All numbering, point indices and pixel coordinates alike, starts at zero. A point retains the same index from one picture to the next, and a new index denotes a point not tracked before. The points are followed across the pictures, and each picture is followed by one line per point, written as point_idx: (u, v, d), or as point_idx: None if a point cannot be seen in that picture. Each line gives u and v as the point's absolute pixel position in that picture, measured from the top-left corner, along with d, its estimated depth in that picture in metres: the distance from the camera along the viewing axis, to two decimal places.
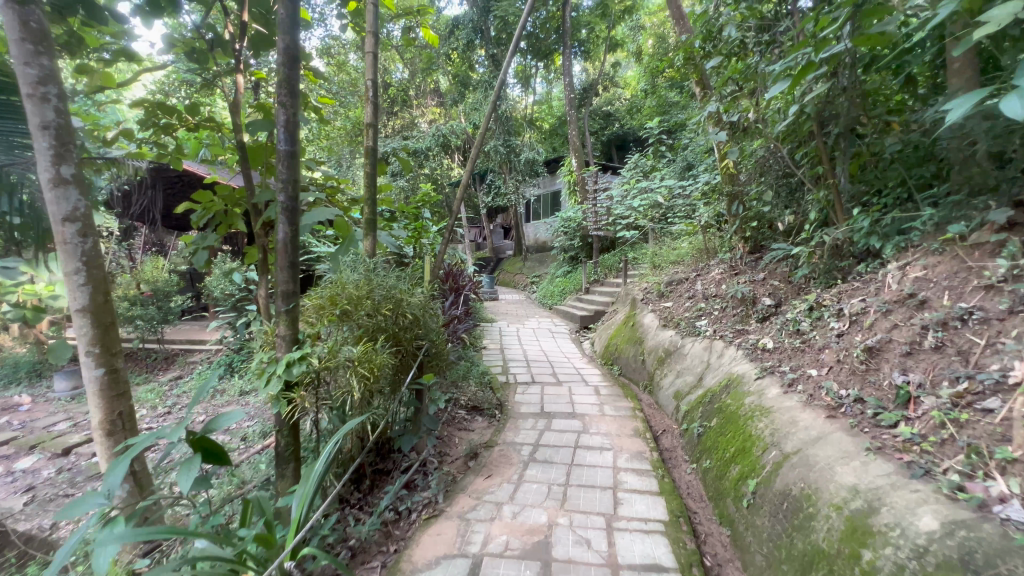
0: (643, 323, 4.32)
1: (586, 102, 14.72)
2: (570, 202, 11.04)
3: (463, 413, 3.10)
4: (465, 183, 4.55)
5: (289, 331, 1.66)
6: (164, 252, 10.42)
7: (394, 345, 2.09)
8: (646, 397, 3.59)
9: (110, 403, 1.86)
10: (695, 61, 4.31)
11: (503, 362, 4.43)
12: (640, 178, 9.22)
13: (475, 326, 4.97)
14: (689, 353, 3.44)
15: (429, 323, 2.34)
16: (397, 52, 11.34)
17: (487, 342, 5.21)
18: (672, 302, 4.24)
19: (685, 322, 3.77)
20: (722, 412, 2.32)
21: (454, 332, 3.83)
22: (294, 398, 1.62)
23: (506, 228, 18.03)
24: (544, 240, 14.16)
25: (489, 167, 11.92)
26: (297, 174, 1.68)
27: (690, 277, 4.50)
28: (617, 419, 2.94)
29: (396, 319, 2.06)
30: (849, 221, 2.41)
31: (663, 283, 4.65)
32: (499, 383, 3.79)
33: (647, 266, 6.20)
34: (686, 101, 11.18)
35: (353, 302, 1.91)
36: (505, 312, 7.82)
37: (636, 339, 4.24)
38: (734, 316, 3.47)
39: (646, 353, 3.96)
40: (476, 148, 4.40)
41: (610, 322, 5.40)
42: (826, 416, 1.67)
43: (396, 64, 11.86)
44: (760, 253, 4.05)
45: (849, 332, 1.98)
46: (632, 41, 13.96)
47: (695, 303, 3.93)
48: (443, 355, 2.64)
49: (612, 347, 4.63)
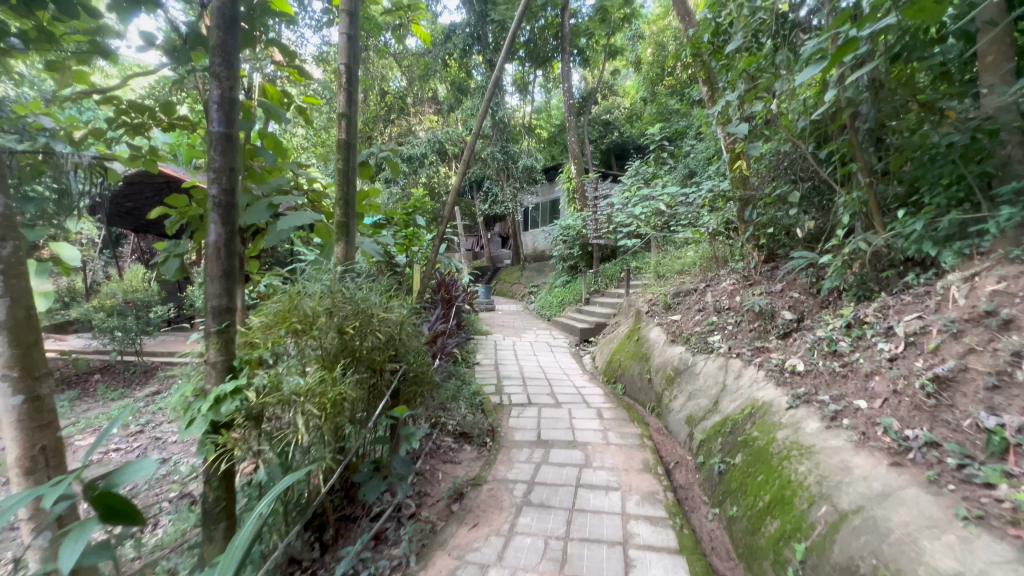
0: (649, 337, 3.98)
1: (585, 110, 14.53)
2: (569, 210, 10.77)
3: (450, 441, 2.76)
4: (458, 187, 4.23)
5: (220, 357, 1.33)
6: (149, 261, 10.07)
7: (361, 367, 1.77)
8: (654, 421, 3.26)
9: (30, 436, 1.31)
10: (702, 58, 4.03)
11: (498, 380, 4.08)
12: (642, 185, 8.93)
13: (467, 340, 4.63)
14: (702, 372, 3.11)
15: (406, 339, 2.02)
16: (394, 58, 11.11)
17: (480, 358, 4.87)
18: (680, 315, 3.92)
19: (696, 338, 3.44)
20: (748, 445, 2.01)
21: (442, 349, 3.50)
22: (224, 444, 1.28)
23: (503, 237, 17.74)
24: (542, 249, 13.86)
25: (487, 175, 11.65)
26: (233, 161, 1.35)
27: (699, 288, 4.18)
28: (623, 449, 2.60)
29: (363, 336, 1.74)
30: (892, 226, 2.11)
31: (669, 294, 4.30)
32: (491, 405, 3.45)
33: (650, 276, 5.88)
34: (687, 109, 11.00)
35: (308, 318, 1.59)
36: (501, 323, 7.48)
37: (641, 356, 3.90)
38: (750, 331, 3.15)
39: (652, 371, 3.62)
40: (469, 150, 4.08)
41: (612, 335, 5.07)
42: (890, 462, 1.36)
43: (392, 70, 11.63)
44: (775, 262, 3.75)
45: (905, 356, 1.68)
46: (632, 49, 13.77)
47: (706, 317, 3.61)
48: (426, 377, 2.32)
49: (615, 363, 4.29)
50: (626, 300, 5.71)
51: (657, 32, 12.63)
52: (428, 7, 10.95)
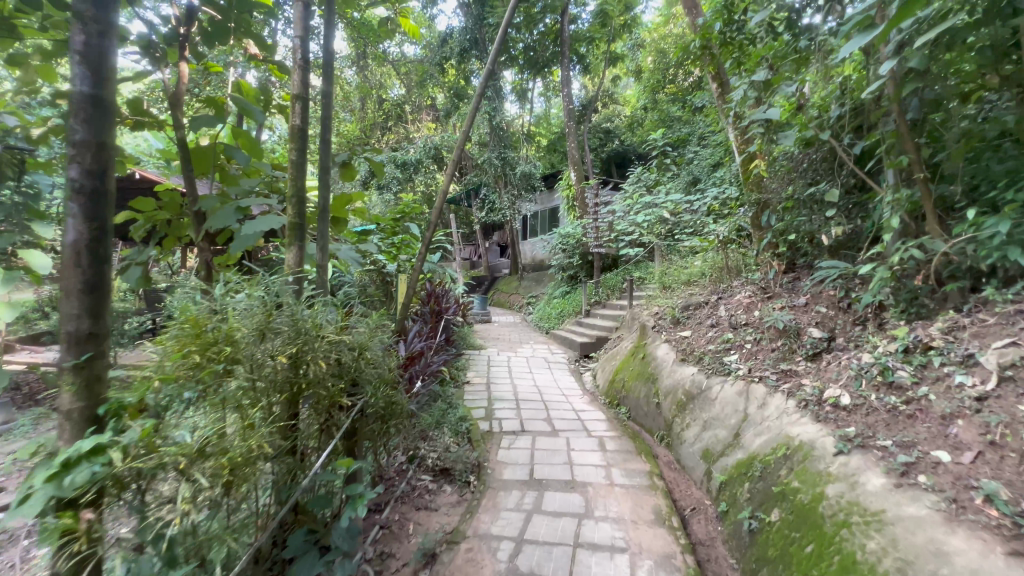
0: (655, 354, 3.60)
1: (585, 118, 14.27)
2: (568, 218, 10.43)
3: (427, 478, 2.40)
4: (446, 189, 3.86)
5: (80, 401, 0.97)
6: None
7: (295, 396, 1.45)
8: (664, 453, 2.88)
9: None
10: (712, 50, 3.71)
11: (489, 402, 3.70)
12: (644, 193, 8.60)
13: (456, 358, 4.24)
14: (718, 398, 2.73)
15: (363, 362, 1.70)
16: (391, 64, 10.84)
17: (471, 376, 4.46)
18: (690, 330, 3.54)
19: (711, 357, 3.06)
20: (785, 499, 1.63)
21: (424, 370, 3.14)
22: (75, 528, 0.91)
23: (502, 247, 17.35)
24: (542, 259, 13.52)
25: (485, 182, 11.32)
26: (105, 135, 0.99)
27: (711, 300, 3.81)
28: (630, 492, 2.21)
29: (300, 359, 1.43)
30: (956, 234, 1.78)
31: (678, 308, 3.91)
32: (479, 432, 3.07)
33: (655, 287, 5.51)
34: (690, 117, 10.73)
35: (228, 343, 1.24)
36: (498, 336, 7.08)
37: (647, 377, 3.51)
38: (773, 351, 2.78)
39: (660, 395, 3.24)
40: (457, 152, 3.73)
41: (615, 351, 4.70)
42: (1004, 550, 1.05)
43: (388, 75, 11.34)
44: (796, 273, 3.39)
45: (1000, 397, 1.40)
46: (633, 57, 13.57)
47: (720, 334, 3.24)
48: (394, 405, 1.99)
49: (618, 383, 3.91)
50: (629, 313, 5.33)
51: (658, 40, 12.43)
52: (425, 11, 10.69)
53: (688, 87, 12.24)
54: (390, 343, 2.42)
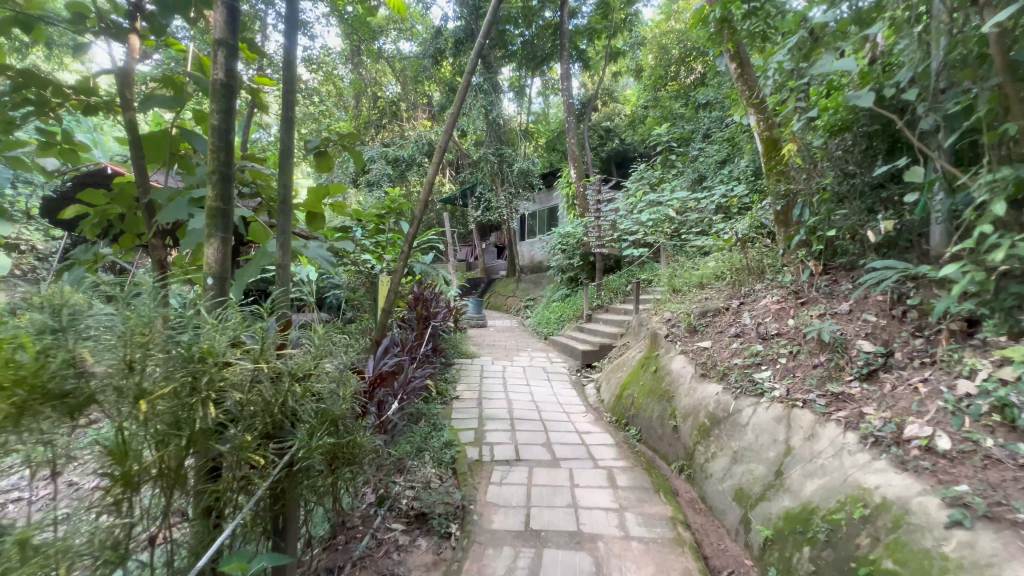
0: (670, 368, 3.14)
1: (585, 117, 13.85)
2: (568, 218, 9.98)
3: (398, 527, 1.98)
4: (431, 179, 3.40)
5: None
6: None
7: (184, 454, 1.04)
8: (684, 488, 2.44)
9: None
10: (732, 24, 3.26)
11: (479, 422, 3.23)
12: (648, 190, 8.19)
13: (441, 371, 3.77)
14: (750, 425, 2.29)
15: (303, 397, 1.27)
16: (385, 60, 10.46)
17: (461, 389, 3.99)
18: (709, 341, 3.09)
19: (738, 373, 2.62)
20: None
21: (402, 388, 2.70)
22: None
23: (499, 248, 16.85)
24: (540, 260, 13.04)
25: (481, 181, 10.88)
26: None
27: (731, 305, 3.37)
28: (651, 552, 1.78)
29: (184, 403, 1.02)
30: None
31: (694, 314, 3.44)
32: (465, 462, 2.62)
33: (663, 289, 5.06)
34: (694, 115, 10.35)
35: (52, 384, 0.90)
36: (493, 343, 6.59)
37: (661, 393, 3.06)
38: (816, 368, 2.34)
39: (676, 416, 2.79)
40: (445, 136, 3.28)
41: (620, 361, 4.26)
42: None
43: (382, 70, 10.90)
44: (832, 276, 2.95)
45: None
46: (633, 54, 13.26)
47: (748, 345, 2.79)
48: (352, 444, 1.56)
49: (625, 399, 3.47)
50: (635, 318, 4.90)
51: (659, 36, 12.07)
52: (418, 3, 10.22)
53: (690, 84, 11.91)
54: (350, 361, 1.97)
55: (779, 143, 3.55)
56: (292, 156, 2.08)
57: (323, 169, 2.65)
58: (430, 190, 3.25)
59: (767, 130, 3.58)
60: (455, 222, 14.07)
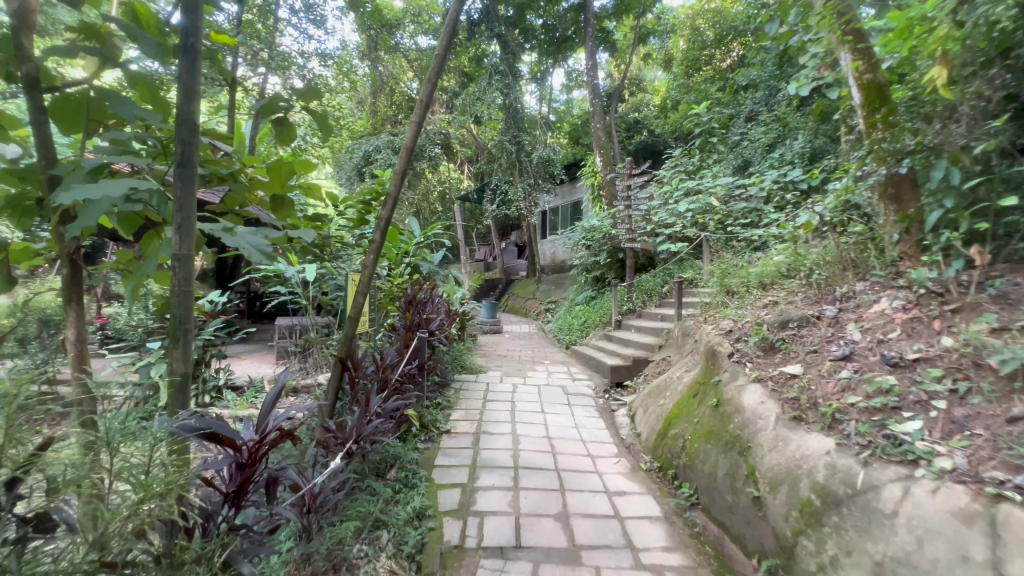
0: (740, 404, 2.19)
1: (612, 105, 12.84)
2: (593, 212, 9.04)
3: None
4: (413, 142, 2.57)
5: None
6: None
7: None
8: None
9: None
10: None
11: (470, 473, 2.35)
12: (684, 179, 7.24)
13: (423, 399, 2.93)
14: (902, 519, 1.37)
15: None
16: (402, 52, 9.82)
17: (458, 417, 3.15)
18: (800, 364, 2.16)
19: (862, 422, 1.69)
20: None
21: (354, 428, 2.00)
22: None
23: (520, 247, 15.99)
24: (562, 258, 12.16)
25: (499, 175, 10.08)
26: None
27: (825, 314, 2.41)
28: None
29: None
30: None
31: (769, 325, 2.50)
32: (438, 551, 1.76)
33: (712, 290, 4.10)
34: (733, 99, 9.31)
35: None
36: (505, 353, 5.69)
37: (726, 439, 2.14)
38: (1016, 425, 1.41)
39: (755, 479, 1.87)
40: (428, 90, 2.47)
41: (662, 383, 3.35)
42: None
43: (397, 62, 10.19)
44: (993, 272, 1.97)
45: None
46: (663, 42, 12.40)
47: (870, 374, 1.85)
48: None
49: (672, 437, 2.57)
50: (678, 326, 3.96)
51: (692, 16, 11.10)
52: None
53: (727, 68, 10.94)
54: (198, 417, 1.08)
55: (887, 89, 2.60)
56: (191, 95, 1.13)
57: (283, 139, 1.89)
58: (406, 150, 2.41)
59: (869, 72, 2.63)
60: (471, 220, 13.28)
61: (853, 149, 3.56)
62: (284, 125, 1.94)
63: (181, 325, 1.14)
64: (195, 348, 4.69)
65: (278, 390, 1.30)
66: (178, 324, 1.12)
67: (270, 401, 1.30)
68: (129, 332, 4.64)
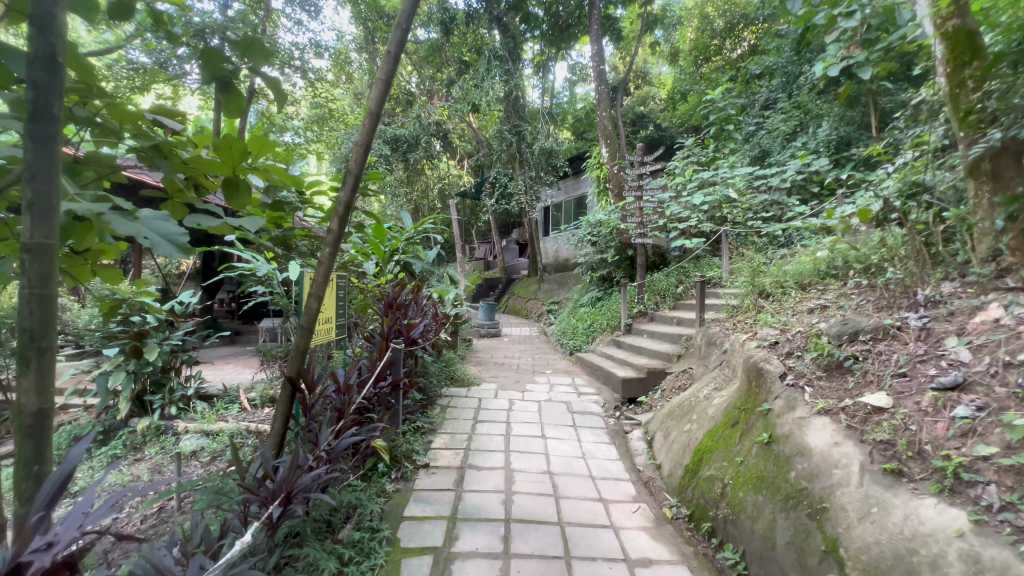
0: (803, 444, 1.66)
1: (617, 98, 12.30)
2: (598, 206, 8.50)
3: None
4: (377, 94, 1.99)
5: None
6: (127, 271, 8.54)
7: None
8: None
9: None
10: None
11: (449, 529, 1.83)
12: (698, 170, 6.69)
13: (391, 428, 2.38)
14: None
15: None
16: None
17: (439, 446, 2.62)
18: (885, 393, 1.63)
19: (1011, 489, 1.17)
20: None
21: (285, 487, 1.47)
22: None
23: (521, 245, 15.46)
24: (566, 257, 11.63)
25: (499, 169, 9.56)
26: None
27: (909, 324, 1.88)
28: None
29: None
30: None
31: (831, 338, 1.97)
32: None
33: (739, 291, 3.57)
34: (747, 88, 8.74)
35: None
36: (503, 361, 5.20)
37: (788, 493, 1.59)
38: None
39: (841, 562, 1.32)
40: (397, 36, 1.94)
41: (684, 401, 2.83)
42: None
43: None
44: None
45: None
46: (669, 35, 11.84)
47: (1004, 414, 1.32)
48: None
49: (706, 478, 2.03)
50: (701, 332, 3.44)
51: (703, 3, 10.53)
52: None
53: (738, 58, 10.36)
54: None
55: (979, 36, 2.06)
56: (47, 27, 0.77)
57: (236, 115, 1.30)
58: (367, 106, 1.85)
59: (957, 16, 2.09)
60: (470, 217, 12.77)
61: (912, 127, 3.01)
62: (235, 94, 1.31)
63: (37, 339, 0.77)
64: (160, 355, 4.05)
65: (64, 474, 0.83)
66: (32, 338, 0.77)
67: (48, 496, 0.83)
68: (86, 336, 4.13)
